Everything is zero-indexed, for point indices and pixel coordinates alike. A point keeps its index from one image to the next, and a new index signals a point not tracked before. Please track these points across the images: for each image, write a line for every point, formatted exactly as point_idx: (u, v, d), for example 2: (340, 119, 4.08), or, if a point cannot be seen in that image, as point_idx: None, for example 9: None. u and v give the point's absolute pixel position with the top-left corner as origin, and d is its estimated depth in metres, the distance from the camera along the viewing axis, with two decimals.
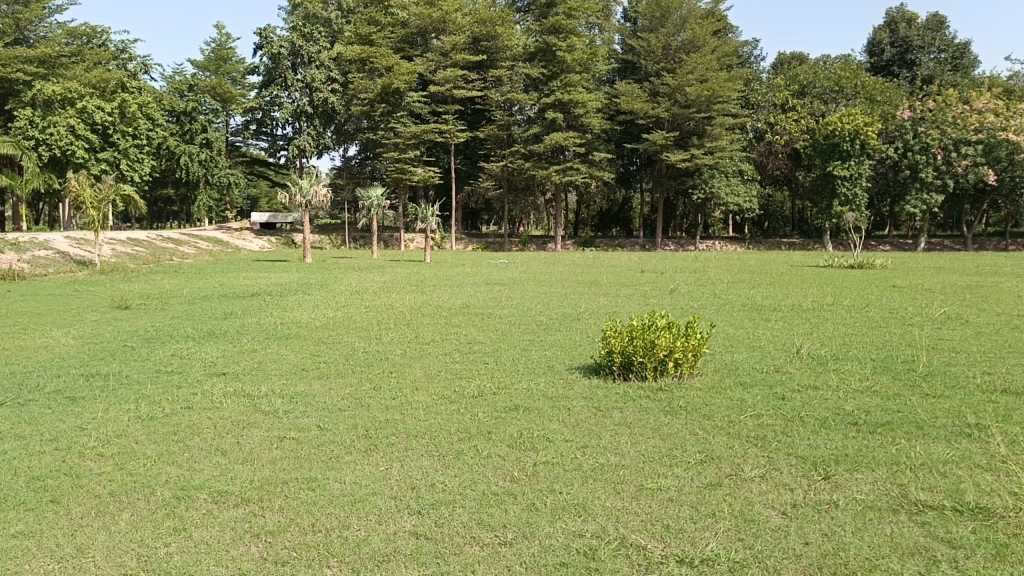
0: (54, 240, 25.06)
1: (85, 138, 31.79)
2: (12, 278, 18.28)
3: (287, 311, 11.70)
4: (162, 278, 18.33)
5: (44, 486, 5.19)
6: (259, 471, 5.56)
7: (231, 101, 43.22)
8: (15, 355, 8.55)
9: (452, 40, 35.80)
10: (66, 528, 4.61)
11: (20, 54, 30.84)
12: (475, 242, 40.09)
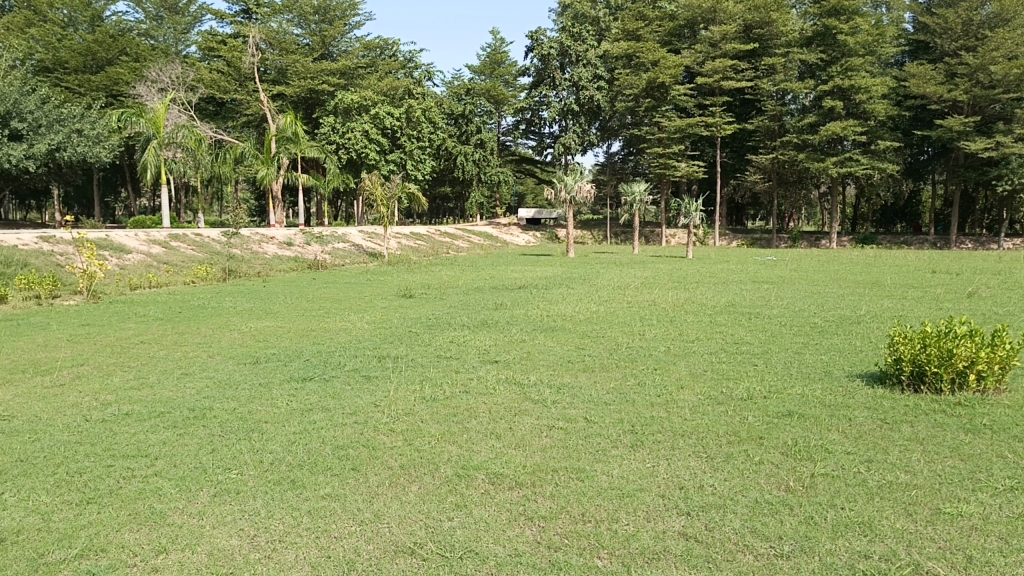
0: (350, 234, 28.07)
1: (377, 142, 34.75)
2: (316, 266, 20.61)
3: (553, 304, 12.08)
4: (440, 270, 19.76)
5: (345, 454, 5.76)
6: (530, 457, 5.76)
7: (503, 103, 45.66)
8: (321, 335, 9.65)
9: (721, 30, 34.82)
10: (364, 494, 5.08)
11: (326, 68, 34.91)
12: (741, 238, 38.72)
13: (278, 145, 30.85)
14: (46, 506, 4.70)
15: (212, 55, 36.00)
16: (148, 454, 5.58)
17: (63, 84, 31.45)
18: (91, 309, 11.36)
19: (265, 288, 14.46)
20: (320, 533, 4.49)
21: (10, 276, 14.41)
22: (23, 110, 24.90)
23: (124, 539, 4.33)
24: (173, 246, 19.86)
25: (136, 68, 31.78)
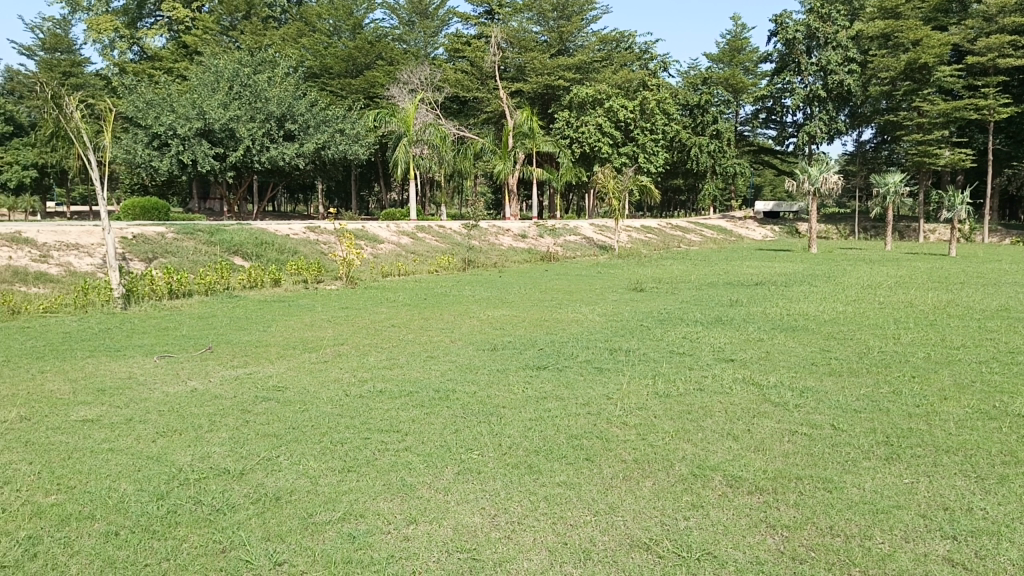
0: (582, 227, 28.58)
1: (610, 135, 35.03)
2: (549, 258, 21.10)
3: (794, 302, 11.43)
4: (672, 264, 19.44)
5: (579, 444, 5.82)
6: (771, 461, 5.49)
7: (742, 92, 44.11)
8: (554, 325, 9.85)
9: (998, 2, 31.17)
10: (599, 485, 5.10)
11: (562, 63, 35.69)
12: (1014, 235, 34.51)
13: (515, 141, 32.34)
14: (314, 470, 5.18)
15: (457, 56, 38.00)
16: (399, 431, 5.99)
17: (328, 88, 34.77)
18: (350, 294, 12.44)
19: (501, 279, 15.02)
20: (557, 519, 4.56)
21: (284, 262, 16.08)
22: (296, 113, 27.79)
23: (379, 507, 4.67)
24: (419, 236, 21.32)
25: (389, 71, 34.21)
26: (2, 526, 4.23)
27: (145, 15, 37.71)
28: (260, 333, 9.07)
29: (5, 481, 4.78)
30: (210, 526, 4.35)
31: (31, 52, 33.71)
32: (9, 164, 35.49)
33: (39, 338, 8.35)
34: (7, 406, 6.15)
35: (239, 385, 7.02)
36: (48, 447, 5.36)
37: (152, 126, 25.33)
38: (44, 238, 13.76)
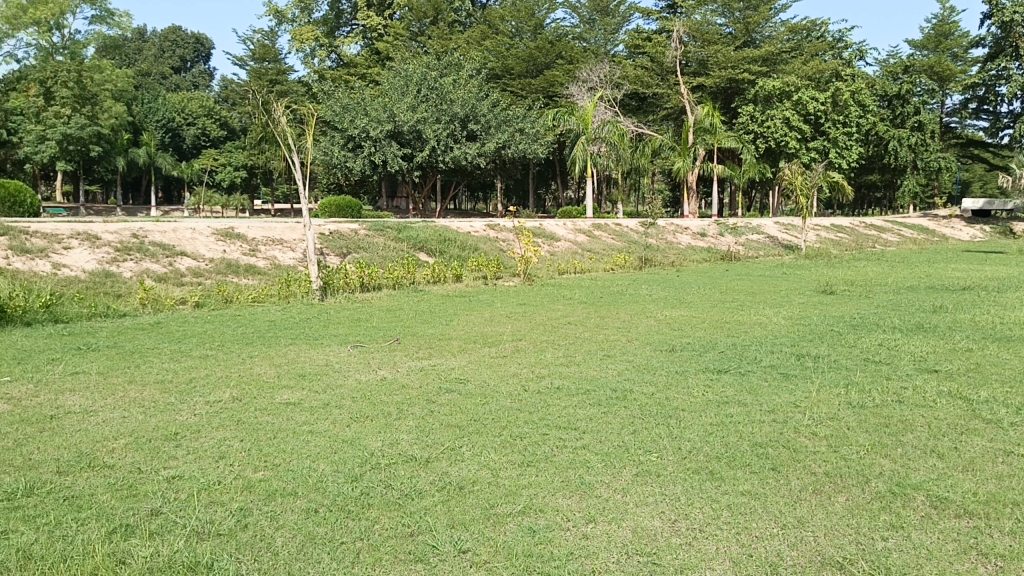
0: (767, 225, 27.58)
1: (798, 129, 33.49)
2: (730, 258, 20.45)
3: (1010, 311, 10.38)
4: (867, 266, 18.23)
5: (765, 453, 5.57)
6: (982, 484, 5.01)
7: (949, 79, 40.60)
8: (736, 327, 9.53)
9: None
10: (786, 497, 4.86)
11: (747, 55, 34.44)
12: None
13: (696, 137, 31.90)
14: (494, 462, 5.29)
15: (637, 52, 37.69)
16: (577, 428, 6.00)
17: (510, 89, 35.65)
18: (527, 290, 12.67)
19: (679, 278, 14.73)
20: (742, 529, 4.40)
21: (465, 259, 16.60)
22: (479, 114, 28.48)
23: (558, 504, 4.70)
24: (596, 234, 21.42)
25: (569, 69, 34.38)
26: (219, 496, 4.61)
27: (342, 24, 40.23)
28: (442, 326, 9.44)
29: (221, 455, 5.23)
30: (399, 510, 4.55)
31: (244, 62, 36.92)
32: (223, 166, 39.00)
33: (249, 325, 9.13)
34: (222, 386, 6.75)
35: (424, 376, 7.33)
36: (255, 426, 5.82)
37: (349, 129, 27.16)
38: (253, 234, 15.04)
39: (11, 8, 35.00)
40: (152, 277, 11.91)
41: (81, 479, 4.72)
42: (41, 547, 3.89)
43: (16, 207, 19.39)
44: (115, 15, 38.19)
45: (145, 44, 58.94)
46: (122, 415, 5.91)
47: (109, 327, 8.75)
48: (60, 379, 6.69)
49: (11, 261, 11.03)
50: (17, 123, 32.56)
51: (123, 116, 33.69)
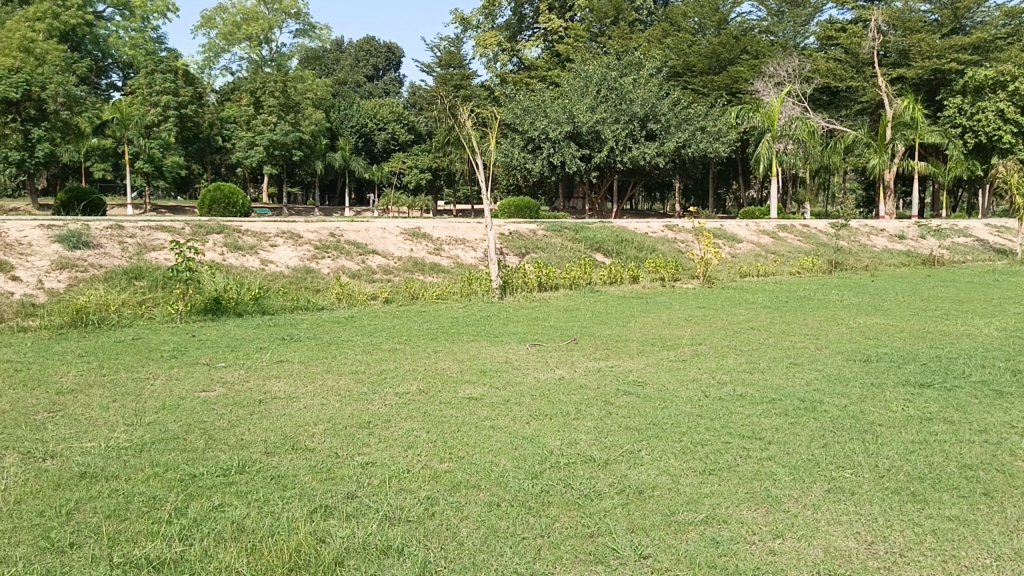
0: (975, 227, 25.35)
1: (1015, 121, 30.62)
2: (933, 262, 18.94)
3: None
4: None
5: (975, 476, 5.10)
6: None
7: None
8: (940, 339, 8.80)
9: None
10: (1001, 525, 4.42)
11: (955, 43, 31.73)
12: None
13: (894, 131, 29.80)
14: (674, 468, 5.19)
15: (829, 44, 35.70)
16: (762, 438, 5.76)
17: (691, 86, 34.98)
18: (708, 293, 12.34)
19: (873, 284, 13.80)
20: (948, 558, 4.06)
21: (643, 261, 16.43)
22: (659, 113, 28.04)
23: (743, 515, 4.54)
24: (782, 236, 20.61)
25: (755, 65, 33.08)
26: (408, 484, 4.83)
27: (524, 28, 40.84)
28: (620, 328, 9.39)
29: (409, 445, 5.47)
30: (579, 510, 4.56)
31: (430, 69, 38.23)
32: (410, 169, 40.62)
33: (434, 321, 9.52)
34: (410, 378, 7.08)
35: (602, 376, 7.30)
36: (440, 418, 6.07)
37: (528, 131, 27.76)
38: (438, 233, 15.67)
39: (229, 26, 38.55)
40: (346, 274, 12.67)
41: (286, 460, 5.09)
42: (253, 520, 4.18)
43: (231, 207, 21.34)
44: (317, 29, 41.15)
45: (343, 54, 62.91)
46: (321, 402, 6.34)
47: (309, 319, 9.41)
48: (268, 366, 7.29)
49: (226, 257, 12.13)
50: (231, 131, 35.75)
51: (322, 122, 36.12)
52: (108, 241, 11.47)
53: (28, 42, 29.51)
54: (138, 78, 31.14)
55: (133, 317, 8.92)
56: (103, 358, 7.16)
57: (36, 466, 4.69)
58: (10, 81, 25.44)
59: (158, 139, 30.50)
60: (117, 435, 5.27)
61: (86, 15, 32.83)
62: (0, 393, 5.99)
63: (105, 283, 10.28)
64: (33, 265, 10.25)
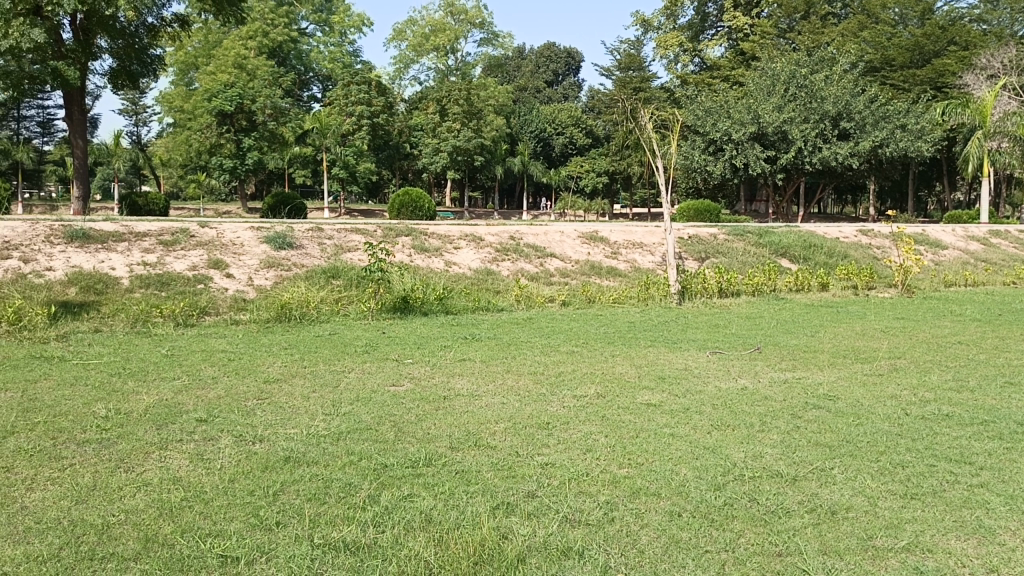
0: None
1: None
2: None
3: None
4: None
5: None
6: None
7: None
8: None
9: None
10: None
11: None
12: None
13: None
14: (872, 490, 4.82)
15: None
16: (973, 464, 5.26)
17: (889, 82, 32.84)
18: (906, 303, 11.49)
19: None
20: None
21: (832, 267, 15.56)
22: (852, 111, 26.40)
23: (951, 546, 4.13)
24: (993, 242, 18.98)
25: (964, 56, 30.35)
26: (586, 487, 4.77)
27: (708, 27, 39.32)
28: (808, 338, 8.93)
29: (588, 448, 5.43)
30: (766, 527, 4.31)
31: (609, 72, 37.82)
32: (586, 172, 41.02)
33: (611, 325, 9.48)
34: (587, 381, 7.02)
35: (789, 389, 6.93)
36: (619, 422, 5.98)
37: (710, 133, 27.28)
38: (615, 237, 15.67)
39: (417, 38, 40.44)
40: (525, 276, 12.89)
41: (469, 457, 5.22)
42: (440, 513, 4.28)
43: (417, 211, 22.34)
44: (499, 37, 42.33)
45: (524, 60, 64.15)
46: (501, 401, 6.48)
47: (490, 320, 9.64)
48: (452, 364, 7.52)
49: (413, 258, 12.70)
50: (418, 138, 37.35)
51: (503, 128, 37.06)
52: (308, 242, 12.36)
53: (242, 59, 32.38)
54: (337, 89, 34.02)
55: (330, 313, 9.52)
56: (304, 352, 7.69)
57: (247, 447, 5.06)
58: (226, 96, 28.10)
59: (352, 147, 32.66)
60: (316, 424, 5.62)
61: (291, 32, 35.70)
62: (217, 378, 6.57)
63: (305, 281, 11.05)
64: (245, 263, 11.23)
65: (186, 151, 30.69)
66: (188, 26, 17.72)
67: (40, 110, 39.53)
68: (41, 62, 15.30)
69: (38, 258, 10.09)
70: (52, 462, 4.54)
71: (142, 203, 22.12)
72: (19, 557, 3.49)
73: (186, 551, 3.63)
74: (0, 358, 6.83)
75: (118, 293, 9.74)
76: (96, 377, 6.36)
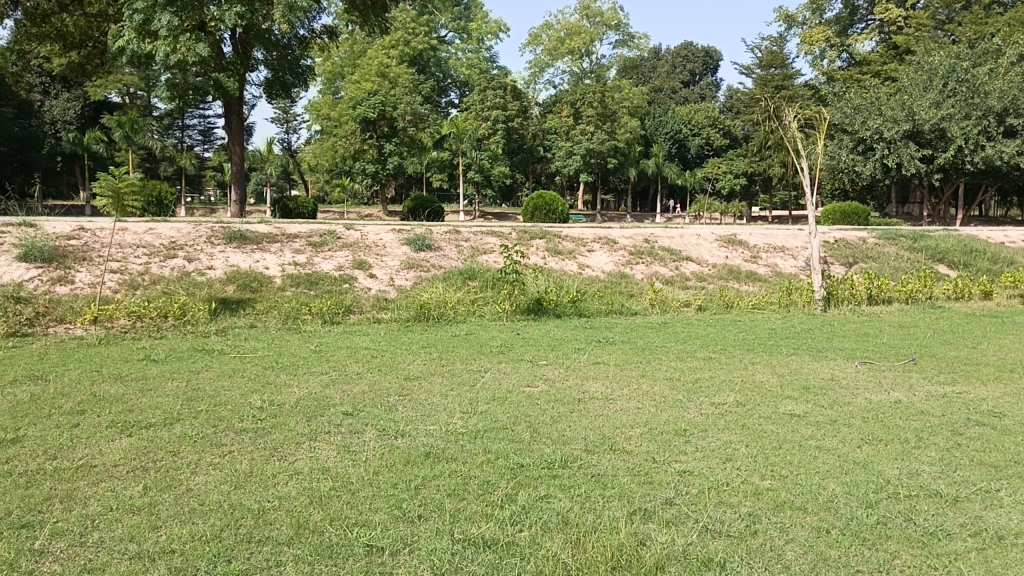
0: None
1: None
2: None
3: None
4: None
5: None
6: None
7: None
8: None
9: None
10: None
11: None
12: None
13: None
14: None
15: None
16: None
17: None
18: None
19: None
20: None
21: (997, 274, 14.45)
22: None
23: None
24: None
25: None
26: (727, 497, 4.37)
27: (857, 20, 37.49)
28: (970, 350, 8.33)
29: (728, 458, 5.00)
30: (924, 549, 3.89)
31: (750, 70, 36.50)
32: (723, 174, 40.02)
33: (750, 331, 9.20)
34: (727, 389, 6.57)
35: (949, 404, 6.48)
36: (760, 433, 5.53)
37: (859, 132, 26.06)
38: (755, 241, 15.41)
39: (553, 42, 40.73)
40: (660, 280, 12.70)
41: (605, 460, 4.86)
42: (577, 515, 4.00)
43: (550, 214, 22.50)
44: (635, 38, 42.05)
45: (659, 61, 63.26)
46: (637, 406, 6.05)
47: (624, 324, 9.58)
48: (586, 366, 7.30)
49: (547, 261, 12.78)
50: (552, 141, 37.68)
51: (636, 130, 37.39)
52: (446, 244, 12.71)
53: (385, 67, 33.63)
54: (474, 95, 35.11)
55: (467, 313, 9.73)
56: (442, 350, 7.84)
57: (390, 442, 4.98)
58: (369, 103, 29.32)
59: (487, 151, 33.45)
60: (454, 421, 5.48)
61: (431, 40, 36.75)
62: (361, 374, 6.78)
63: (443, 282, 11.34)
64: (387, 264, 11.65)
65: (331, 157, 32.14)
66: (335, 37, 18.60)
67: (201, 119, 42.45)
68: (204, 74, 16.41)
69: (201, 258, 10.85)
70: (215, 449, 4.57)
71: (292, 207, 23.38)
72: (185, 535, 3.42)
73: (334, 540, 3.50)
74: (168, 350, 7.35)
75: (271, 291, 10.31)
76: (251, 370, 6.74)
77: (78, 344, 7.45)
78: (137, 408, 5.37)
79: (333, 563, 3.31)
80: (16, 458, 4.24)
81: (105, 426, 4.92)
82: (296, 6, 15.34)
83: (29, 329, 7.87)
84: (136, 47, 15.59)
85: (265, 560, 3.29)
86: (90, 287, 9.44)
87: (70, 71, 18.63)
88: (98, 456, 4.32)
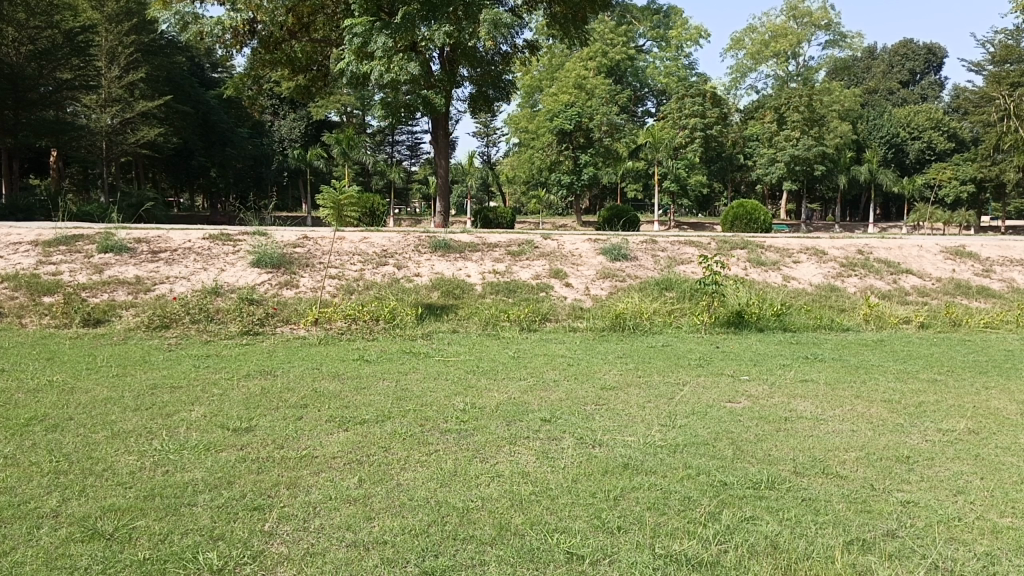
0: None
1: None
2: None
3: None
4: None
5: None
6: None
7: None
8: None
9: None
10: None
11: None
12: None
13: None
14: None
15: None
16: None
17: None
18: None
19: None
20: None
21: None
22: None
23: None
24: None
25: None
26: (960, 535, 3.65)
27: None
28: None
29: (959, 490, 4.22)
30: None
31: (982, 67, 33.00)
32: (948, 180, 36.53)
33: (981, 353, 8.35)
34: (957, 416, 5.84)
35: None
36: (1000, 465, 4.67)
37: None
38: (987, 253, 14.10)
39: (757, 45, 39.47)
40: (876, 294, 11.83)
41: (817, 484, 4.29)
42: (787, 540, 3.55)
43: (751, 223, 21.74)
44: (848, 37, 39.77)
45: (875, 62, 59.58)
46: (851, 429, 5.47)
47: (835, 340, 9.00)
48: (793, 384, 6.88)
49: (750, 271, 12.33)
50: (753, 148, 36.64)
51: (848, 134, 36.15)
52: (643, 254, 12.63)
53: (582, 79, 34.15)
54: (671, 103, 34.69)
55: (663, 324, 9.59)
56: (639, 362, 7.71)
57: (587, 450, 4.82)
58: (566, 115, 29.88)
59: (683, 160, 33.12)
60: (653, 434, 5.20)
61: (628, 49, 36.88)
62: (558, 382, 6.81)
63: (639, 292, 11.24)
64: (584, 273, 11.73)
65: (528, 169, 32.97)
66: (537, 51, 19.10)
67: (409, 135, 45.21)
68: (413, 92, 17.39)
69: (409, 266, 11.46)
70: (422, 448, 4.73)
71: (492, 217, 24.33)
72: (398, 528, 3.51)
73: (535, 543, 3.43)
74: (380, 351, 7.82)
75: (472, 298, 10.66)
76: (455, 373, 6.99)
77: (301, 343, 8.10)
78: (352, 406, 5.70)
79: (533, 567, 3.23)
80: (251, 445, 4.65)
81: (326, 419, 5.30)
82: (501, 23, 15.72)
83: (261, 327, 8.65)
84: (355, 68, 16.76)
85: (469, 557, 3.28)
86: (311, 291, 10.25)
87: (298, 94, 20.35)
88: (321, 448, 4.63)
